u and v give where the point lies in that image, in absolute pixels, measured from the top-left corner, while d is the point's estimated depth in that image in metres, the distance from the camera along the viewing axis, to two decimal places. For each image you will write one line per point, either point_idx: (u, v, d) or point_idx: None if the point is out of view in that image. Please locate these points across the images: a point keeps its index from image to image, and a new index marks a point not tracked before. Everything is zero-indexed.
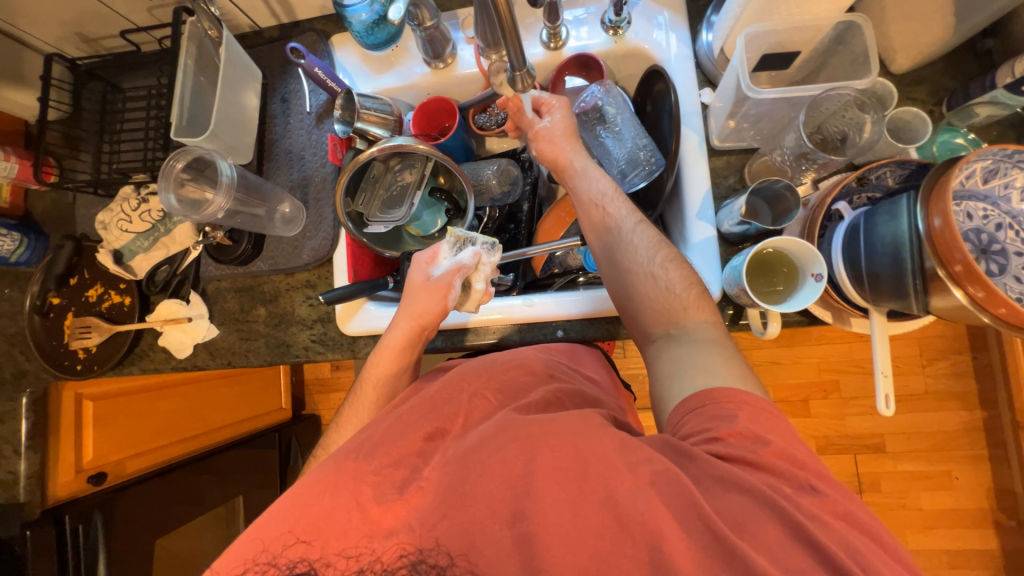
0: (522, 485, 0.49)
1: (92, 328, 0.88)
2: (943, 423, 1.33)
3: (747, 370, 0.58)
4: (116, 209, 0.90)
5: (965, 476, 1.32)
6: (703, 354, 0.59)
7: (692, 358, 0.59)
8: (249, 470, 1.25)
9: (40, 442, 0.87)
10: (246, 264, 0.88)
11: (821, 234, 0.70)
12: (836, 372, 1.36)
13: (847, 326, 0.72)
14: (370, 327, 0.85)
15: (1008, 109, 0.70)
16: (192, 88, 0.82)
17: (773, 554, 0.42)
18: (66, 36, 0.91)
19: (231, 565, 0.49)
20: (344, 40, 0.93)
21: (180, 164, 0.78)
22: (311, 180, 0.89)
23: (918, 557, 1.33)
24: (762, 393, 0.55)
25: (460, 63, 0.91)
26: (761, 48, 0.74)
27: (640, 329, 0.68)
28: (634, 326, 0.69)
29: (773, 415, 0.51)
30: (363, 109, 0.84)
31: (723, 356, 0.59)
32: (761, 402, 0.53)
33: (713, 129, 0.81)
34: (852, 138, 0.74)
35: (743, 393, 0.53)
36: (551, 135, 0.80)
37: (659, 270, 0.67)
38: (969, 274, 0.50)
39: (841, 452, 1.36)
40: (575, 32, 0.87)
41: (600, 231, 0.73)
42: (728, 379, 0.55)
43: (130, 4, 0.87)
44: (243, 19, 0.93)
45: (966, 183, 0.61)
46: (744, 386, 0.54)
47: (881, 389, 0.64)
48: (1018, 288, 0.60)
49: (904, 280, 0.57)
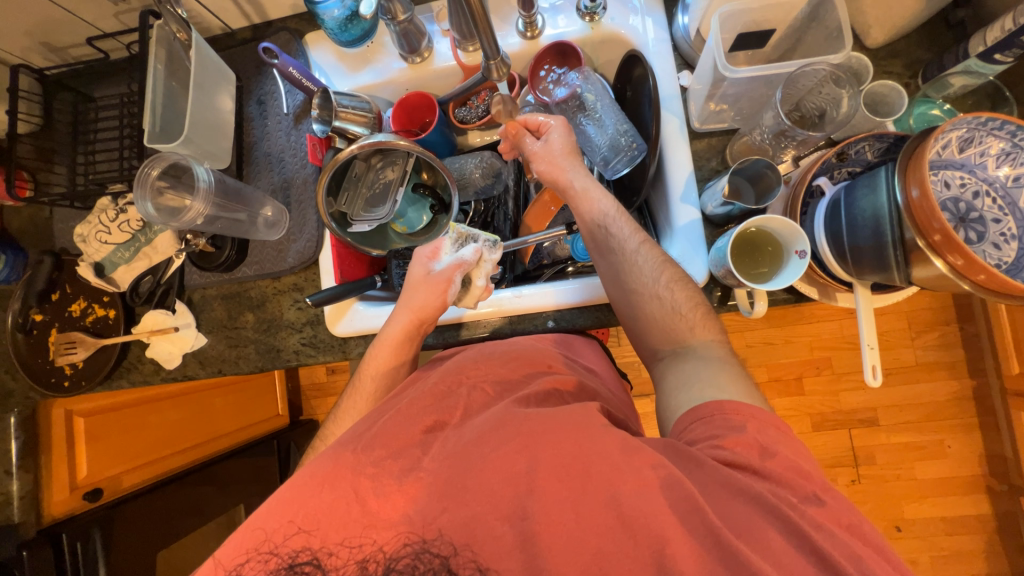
0: (524, 484, 0.49)
1: (77, 343, 0.87)
2: (934, 393, 1.35)
3: (753, 385, 0.58)
4: (94, 221, 0.88)
5: (957, 445, 1.35)
6: (709, 369, 0.60)
7: (699, 374, 0.59)
8: (249, 479, 1.24)
9: (30, 461, 0.88)
10: (230, 271, 0.87)
11: (803, 211, 0.71)
12: (828, 349, 1.37)
13: (834, 302, 0.73)
14: (361, 327, 0.84)
15: (982, 78, 0.71)
16: (164, 92, 0.81)
17: (778, 562, 0.42)
18: (32, 46, 0.89)
19: (232, 554, 0.49)
20: (318, 39, 0.91)
21: (156, 172, 0.76)
22: (292, 183, 0.88)
23: (914, 525, 1.35)
24: (767, 407, 0.55)
25: (437, 56, 0.90)
26: (737, 28, 0.74)
27: (648, 348, 0.69)
28: (642, 345, 0.70)
29: (780, 428, 0.52)
30: (341, 108, 0.83)
31: (730, 373, 0.59)
32: (768, 415, 0.53)
33: (693, 112, 0.81)
34: (831, 113, 0.74)
35: (750, 407, 0.53)
36: (550, 155, 0.79)
37: (665, 291, 0.67)
38: (949, 242, 0.50)
39: (836, 428, 1.38)
40: (551, 21, 0.86)
41: (603, 251, 0.73)
42: (735, 394, 0.55)
43: (96, 9, 0.85)
44: (214, 21, 0.91)
45: (942, 153, 0.63)
46: (751, 401, 0.54)
47: (868, 361, 0.65)
48: (997, 254, 0.61)
49: (885, 252, 0.58)
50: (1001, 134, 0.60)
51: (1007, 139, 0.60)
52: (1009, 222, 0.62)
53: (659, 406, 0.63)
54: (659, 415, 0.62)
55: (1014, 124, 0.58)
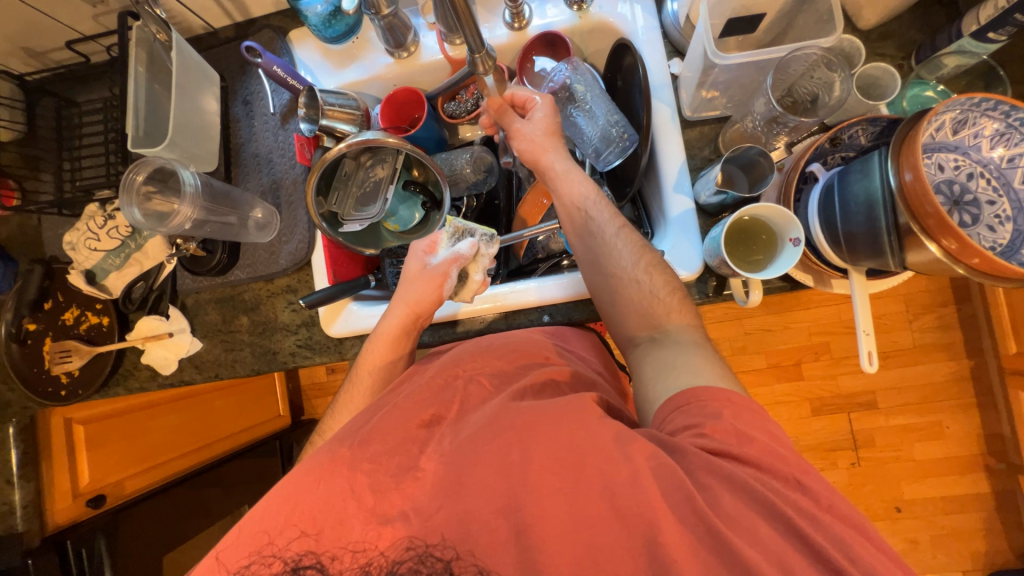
0: (517, 474, 0.49)
1: (72, 351, 0.86)
2: (932, 374, 1.35)
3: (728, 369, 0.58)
4: (82, 227, 0.87)
5: (955, 425, 1.36)
6: (683, 353, 0.59)
7: (674, 358, 0.59)
8: (253, 478, 1.25)
9: (31, 470, 0.87)
10: (223, 274, 0.86)
11: (797, 198, 0.71)
12: (826, 334, 1.37)
13: (829, 288, 0.72)
14: (356, 328, 0.83)
15: (975, 58, 0.70)
16: (147, 95, 0.80)
17: (767, 548, 0.42)
18: (11, 52, 0.88)
19: (238, 554, 0.49)
20: (302, 36, 0.90)
21: (141, 177, 0.75)
22: (281, 184, 0.88)
23: (913, 506, 1.36)
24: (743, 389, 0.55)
25: (423, 50, 0.89)
26: (726, 13, 0.74)
27: (624, 333, 0.68)
28: (618, 330, 0.69)
29: (758, 413, 0.51)
30: (327, 106, 0.81)
31: (703, 356, 0.59)
32: (742, 397, 0.52)
33: (685, 100, 0.80)
34: (823, 99, 0.73)
35: (724, 390, 0.52)
36: (532, 134, 0.77)
37: (643, 275, 0.67)
38: (942, 226, 0.50)
39: (834, 412, 1.38)
40: (539, 11, 0.86)
41: (583, 234, 0.72)
42: (710, 377, 0.55)
43: (73, 12, 0.83)
44: (196, 21, 0.89)
45: (936, 135, 0.62)
46: (727, 385, 0.54)
47: (864, 346, 0.65)
48: (992, 237, 0.61)
49: (879, 239, 0.57)
50: (995, 114, 0.59)
51: (1001, 120, 0.60)
52: (1003, 204, 0.61)
53: (637, 390, 0.62)
54: (637, 400, 0.62)
55: (1008, 104, 0.58)
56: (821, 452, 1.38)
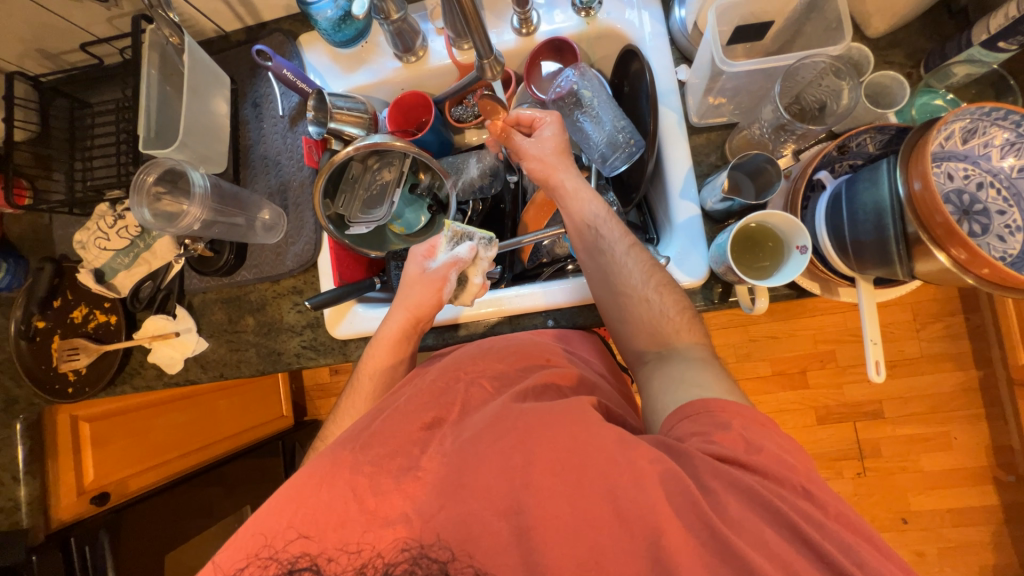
0: (519, 477, 0.49)
1: (80, 349, 0.87)
2: (940, 384, 1.34)
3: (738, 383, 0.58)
4: (92, 227, 0.88)
5: (963, 436, 1.34)
6: (693, 370, 0.59)
7: (684, 374, 0.59)
8: (257, 478, 1.25)
9: (37, 466, 0.88)
10: (230, 275, 0.87)
11: (804, 205, 0.70)
12: (832, 342, 1.36)
13: (835, 296, 0.72)
14: (360, 330, 0.84)
15: (984, 67, 0.69)
16: (158, 97, 0.81)
17: (771, 554, 0.42)
18: (26, 53, 0.89)
19: (233, 558, 0.50)
20: (312, 40, 0.91)
21: (151, 178, 0.76)
22: (289, 186, 0.88)
23: (919, 517, 1.35)
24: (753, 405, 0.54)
25: (431, 55, 0.89)
26: (734, 20, 0.73)
27: (632, 351, 0.68)
28: (626, 348, 0.69)
29: (764, 420, 0.51)
30: (335, 109, 0.82)
31: (713, 373, 0.59)
32: (756, 412, 0.52)
33: (692, 106, 0.80)
34: (831, 106, 0.74)
35: (736, 404, 0.52)
36: (541, 153, 0.77)
37: (653, 294, 0.67)
38: (951, 235, 0.50)
39: (840, 421, 1.37)
40: (547, 16, 0.86)
41: (592, 252, 0.72)
42: (719, 392, 0.55)
43: (88, 15, 0.85)
44: (208, 24, 0.91)
45: (946, 144, 0.62)
46: (734, 398, 0.54)
47: (870, 356, 0.64)
48: (1002, 247, 0.60)
49: (887, 246, 0.57)
50: (1005, 124, 0.59)
51: (1011, 129, 0.59)
52: (1013, 214, 0.61)
53: (643, 401, 0.62)
54: (642, 409, 0.62)
55: (1019, 114, 0.57)
56: (826, 462, 1.37)
